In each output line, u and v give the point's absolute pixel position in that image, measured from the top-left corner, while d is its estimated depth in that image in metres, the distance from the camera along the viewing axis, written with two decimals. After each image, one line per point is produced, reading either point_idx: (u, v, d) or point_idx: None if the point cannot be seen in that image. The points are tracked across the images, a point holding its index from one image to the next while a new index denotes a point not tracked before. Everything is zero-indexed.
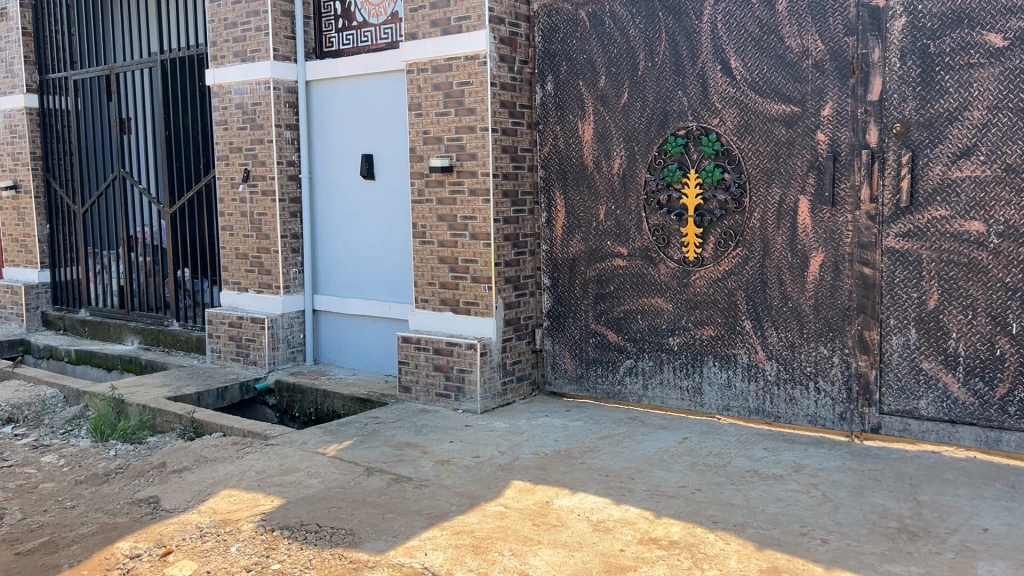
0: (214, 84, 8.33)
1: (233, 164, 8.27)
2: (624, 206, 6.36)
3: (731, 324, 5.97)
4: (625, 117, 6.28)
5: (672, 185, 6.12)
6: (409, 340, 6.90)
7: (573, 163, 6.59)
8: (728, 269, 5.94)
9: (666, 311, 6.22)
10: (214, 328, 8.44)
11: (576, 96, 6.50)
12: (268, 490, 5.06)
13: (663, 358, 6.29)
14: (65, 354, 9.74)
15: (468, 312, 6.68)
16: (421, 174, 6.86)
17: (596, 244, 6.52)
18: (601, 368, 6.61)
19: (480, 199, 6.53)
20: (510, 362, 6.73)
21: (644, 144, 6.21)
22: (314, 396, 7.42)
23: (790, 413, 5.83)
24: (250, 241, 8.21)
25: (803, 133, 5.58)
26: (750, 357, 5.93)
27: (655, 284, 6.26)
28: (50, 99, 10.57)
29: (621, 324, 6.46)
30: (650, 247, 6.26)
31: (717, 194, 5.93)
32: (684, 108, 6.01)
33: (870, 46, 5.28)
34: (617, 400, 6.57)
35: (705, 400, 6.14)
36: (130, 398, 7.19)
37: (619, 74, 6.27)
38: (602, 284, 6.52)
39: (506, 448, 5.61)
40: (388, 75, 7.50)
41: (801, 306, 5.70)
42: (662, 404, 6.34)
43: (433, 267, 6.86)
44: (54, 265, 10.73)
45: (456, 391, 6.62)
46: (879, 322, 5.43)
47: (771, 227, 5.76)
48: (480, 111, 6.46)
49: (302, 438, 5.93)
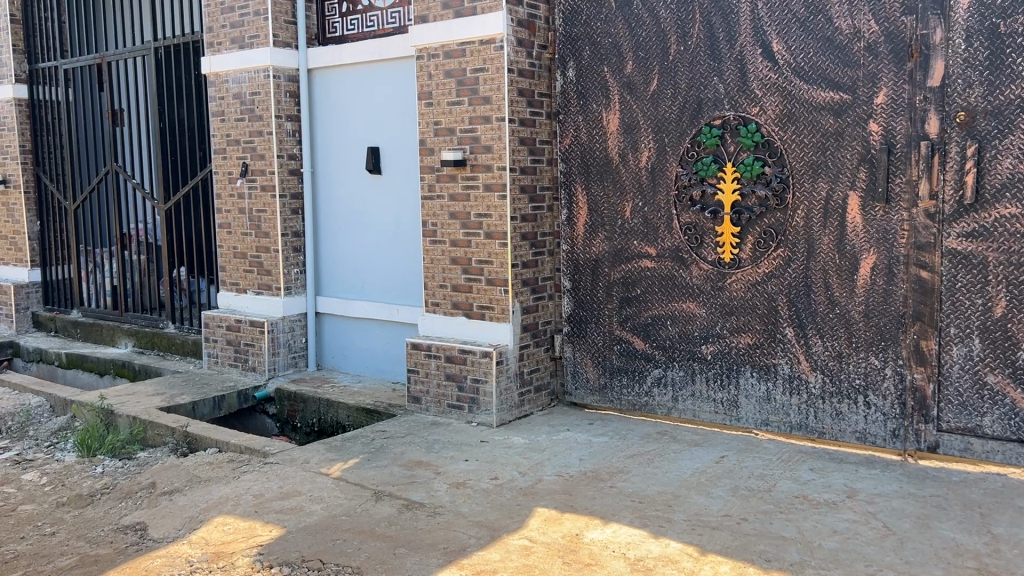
0: (210, 73, 7.85)
1: (230, 158, 7.79)
2: (653, 203, 5.86)
3: (771, 331, 5.48)
4: (654, 107, 5.77)
5: (706, 180, 5.62)
6: (418, 346, 6.41)
7: (596, 156, 6.08)
8: (768, 271, 5.45)
9: (699, 318, 5.74)
10: (210, 332, 7.96)
11: (601, 83, 5.99)
12: (266, 518, 4.58)
13: (695, 367, 5.80)
14: (54, 358, 9.24)
15: (483, 316, 6.20)
16: (431, 168, 6.36)
17: (621, 244, 6.02)
18: (627, 378, 6.11)
19: (496, 195, 6.03)
20: (527, 371, 6.25)
21: (675, 135, 5.72)
22: (317, 405, 6.94)
23: (836, 429, 5.34)
24: (248, 240, 7.74)
25: (853, 123, 5.07)
26: (792, 367, 5.44)
27: (687, 287, 5.77)
28: (39, 89, 10.08)
29: (648, 330, 5.97)
30: (681, 247, 5.77)
31: (756, 189, 5.43)
32: (720, 95, 5.50)
33: (930, 26, 4.77)
34: (644, 412, 6.08)
35: (742, 414, 5.66)
36: (119, 408, 6.69)
37: (647, 59, 5.76)
38: (627, 287, 6.02)
39: (527, 468, 5.13)
40: (396, 62, 7.00)
41: (850, 313, 5.20)
42: (694, 418, 5.85)
43: (444, 268, 6.37)
44: (45, 264, 10.26)
45: (470, 402, 6.13)
46: (938, 331, 4.93)
47: (816, 226, 5.26)
48: (496, 100, 5.96)
49: (303, 456, 5.45)
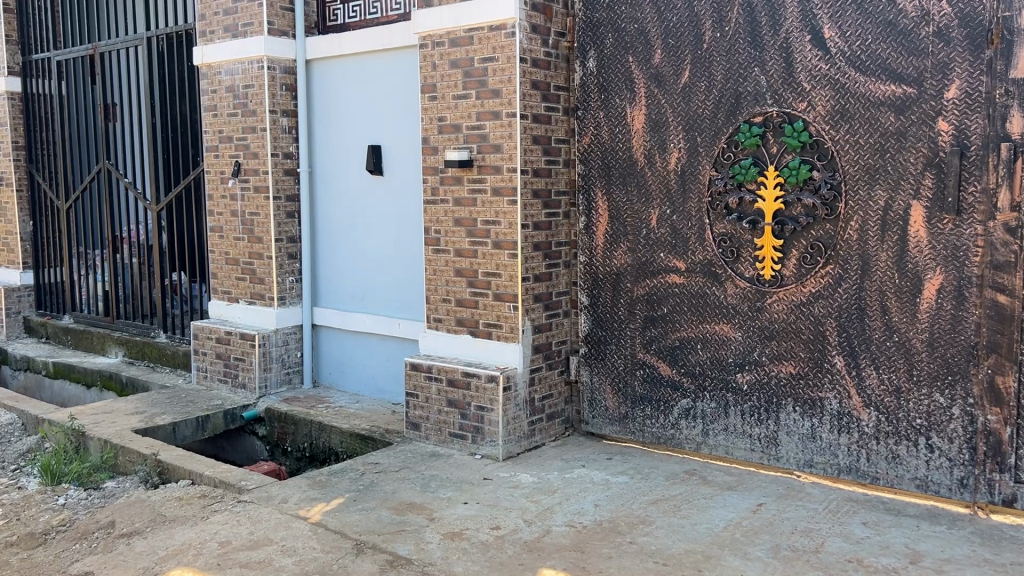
0: (202, 64, 7.26)
1: (223, 156, 7.22)
2: (683, 210, 5.17)
3: (817, 360, 4.78)
4: (685, 102, 5.09)
5: (744, 185, 4.93)
6: (418, 367, 5.76)
7: (619, 157, 5.39)
8: (814, 291, 4.75)
9: (734, 343, 5.04)
10: (200, 344, 7.39)
11: (625, 75, 5.31)
12: (228, 573, 3.95)
13: (728, 400, 5.11)
14: (41, 367, 8.73)
15: (489, 335, 5.55)
16: (435, 169, 5.72)
17: (646, 256, 5.34)
18: (651, 408, 5.43)
19: (506, 200, 5.37)
20: (539, 397, 5.58)
21: (709, 134, 5.02)
22: (308, 428, 6.32)
23: (892, 474, 4.62)
24: (241, 245, 7.16)
25: (918, 121, 4.35)
26: (841, 403, 4.73)
27: (720, 307, 5.08)
28: (33, 82, 9.57)
29: (676, 355, 5.28)
30: (715, 261, 5.08)
31: (802, 197, 4.73)
32: (761, 89, 4.81)
33: (1015, 7, 4.04)
34: (669, 447, 5.38)
35: (783, 453, 4.96)
36: (92, 429, 6.10)
37: (678, 47, 5.07)
38: (652, 305, 5.34)
39: (533, 515, 4.45)
40: (399, 52, 6.35)
41: (910, 341, 4.49)
42: (727, 456, 5.16)
43: (448, 280, 5.73)
44: (38, 266, 9.77)
45: (474, 432, 5.47)
46: (1017, 365, 4.19)
47: (872, 241, 4.55)
48: (506, 93, 5.30)
49: (282, 494, 4.82)
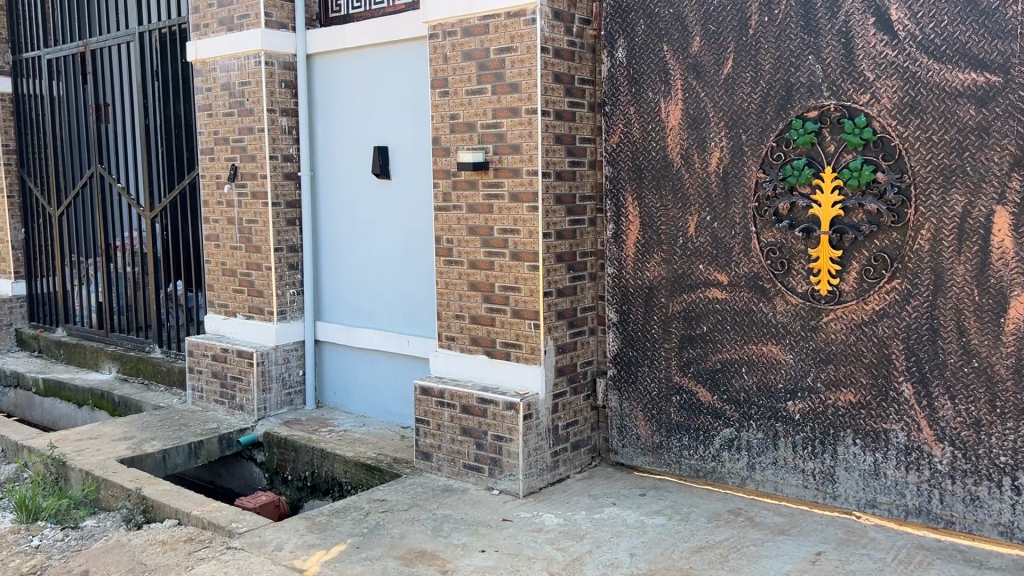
0: (196, 60, 6.75)
1: (218, 159, 6.71)
2: (725, 217, 4.60)
3: (882, 388, 4.20)
4: (728, 95, 4.52)
5: (796, 189, 4.36)
6: (429, 391, 5.22)
7: (652, 158, 4.83)
8: (878, 309, 4.17)
9: (784, 366, 4.48)
10: (195, 361, 6.87)
11: (658, 65, 4.74)
12: None
13: (778, 430, 4.55)
14: (31, 384, 8.24)
15: (508, 357, 5.00)
16: (446, 172, 5.18)
17: (683, 268, 4.78)
18: (689, 438, 4.86)
19: (525, 206, 4.82)
20: (563, 425, 5.02)
21: (755, 131, 4.46)
22: (310, 456, 5.79)
23: (970, 519, 4.04)
24: (238, 255, 6.64)
25: (1005, 114, 3.76)
26: (909, 436, 4.15)
27: (768, 326, 4.52)
28: (23, 82, 9.09)
29: (717, 379, 4.72)
30: (762, 274, 4.51)
31: (864, 202, 4.15)
32: (816, 79, 4.24)
33: None
34: (710, 481, 4.82)
35: (840, 491, 4.39)
36: (74, 458, 5.58)
37: (720, 34, 4.51)
38: (690, 323, 4.78)
39: (561, 567, 3.91)
40: (407, 44, 5.82)
41: (993, 367, 3.90)
42: (776, 493, 4.60)
43: (461, 294, 5.18)
44: (30, 276, 9.29)
45: (491, 464, 4.92)
46: None
47: (947, 252, 3.97)
48: (525, 87, 4.74)
49: (277, 540, 4.29)
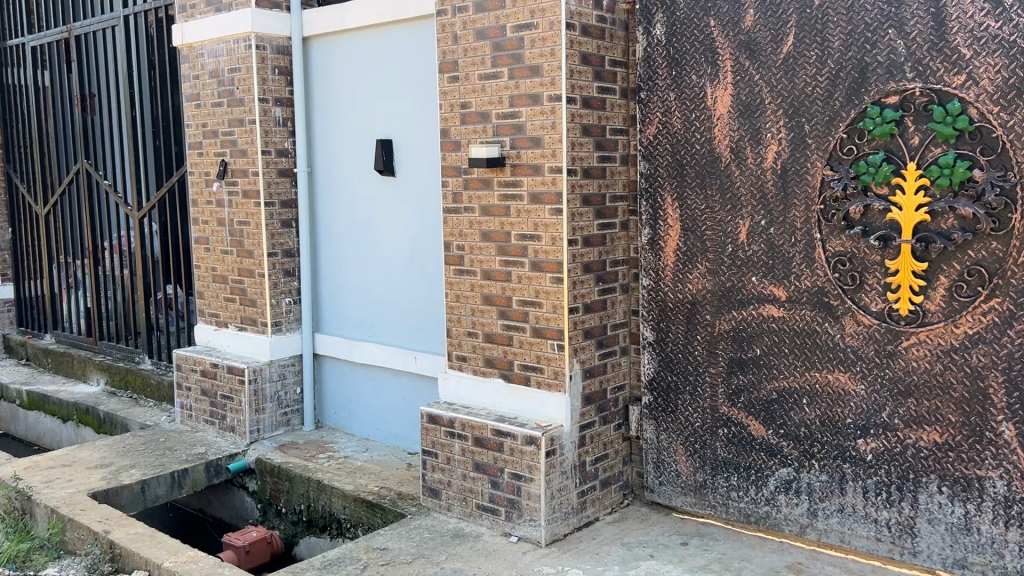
0: (183, 45, 6.12)
1: (207, 154, 6.08)
2: (783, 221, 3.92)
3: (976, 427, 3.50)
4: (789, 77, 3.82)
5: (871, 189, 3.67)
6: (437, 419, 4.57)
7: (695, 152, 4.14)
8: (973, 334, 3.47)
9: (854, 398, 3.80)
10: (183, 376, 6.26)
11: (704, 44, 4.06)
12: None
13: (845, 472, 3.86)
14: (14, 396, 7.69)
15: (527, 382, 4.34)
16: (456, 170, 4.51)
17: (732, 280, 4.10)
18: (738, 477, 4.19)
19: (547, 209, 4.15)
20: (591, 460, 4.36)
21: (821, 119, 3.77)
22: (306, 487, 5.16)
23: None
24: (229, 260, 6.02)
25: None
26: (1009, 487, 3.45)
27: (833, 350, 3.83)
28: (8, 71, 8.51)
29: (772, 411, 4.04)
30: (828, 290, 3.82)
31: (956, 205, 3.44)
32: (897, 56, 3.52)
33: None
34: (763, 528, 4.15)
35: (922, 547, 3.70)
36: (41, 490, 4.99)
37: (779, 5, 3.81)
38: (740, 344, 4.10)
39: None
40: (412, 23, 5.15)
41: None
42: (843, 545, 3.92)
43: (474, 309, 4.53)
44: (18, 279, 8.73)
45: (508, 507, 4.27)
46: None
47: None
48: (547, 71, 4.07)
49: None
